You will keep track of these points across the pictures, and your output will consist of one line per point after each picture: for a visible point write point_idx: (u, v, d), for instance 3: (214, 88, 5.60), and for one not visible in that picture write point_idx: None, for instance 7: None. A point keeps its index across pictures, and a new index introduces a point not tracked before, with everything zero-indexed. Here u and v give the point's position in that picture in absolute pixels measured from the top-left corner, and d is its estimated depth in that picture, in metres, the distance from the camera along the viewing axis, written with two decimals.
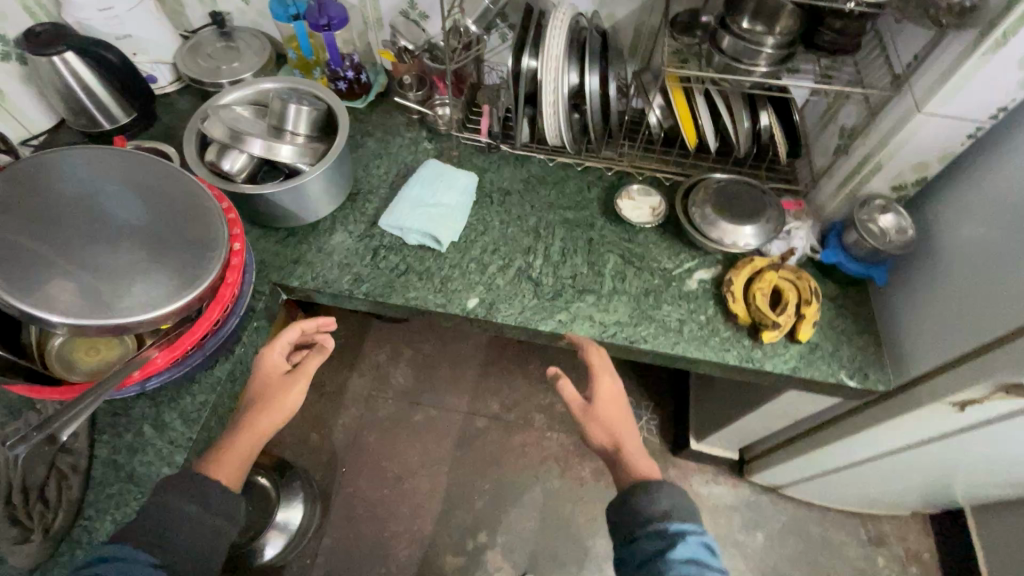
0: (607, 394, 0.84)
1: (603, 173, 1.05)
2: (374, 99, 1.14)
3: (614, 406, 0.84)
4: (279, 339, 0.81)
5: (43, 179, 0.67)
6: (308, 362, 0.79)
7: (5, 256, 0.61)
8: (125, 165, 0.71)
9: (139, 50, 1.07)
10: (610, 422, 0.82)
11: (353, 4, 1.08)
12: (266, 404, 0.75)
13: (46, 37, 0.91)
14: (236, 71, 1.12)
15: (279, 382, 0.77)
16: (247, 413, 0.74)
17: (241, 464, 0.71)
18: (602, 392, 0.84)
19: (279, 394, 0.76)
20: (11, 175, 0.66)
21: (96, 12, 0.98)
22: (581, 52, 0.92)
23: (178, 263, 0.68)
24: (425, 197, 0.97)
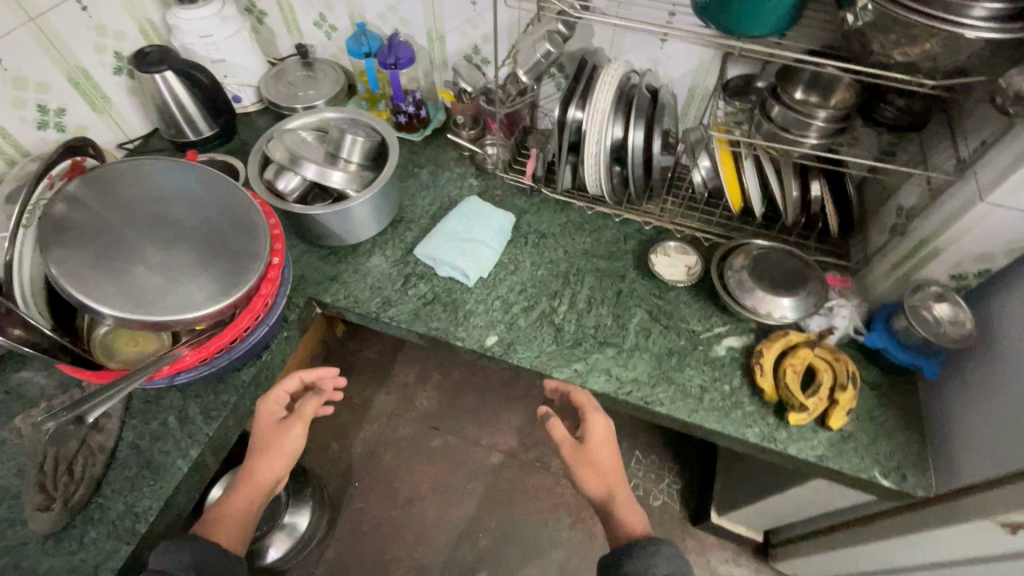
0: (599, 438, 0.84)
1: (641, 226, 1.04)
2: (430, 133, 1.21)
3: (603, 449, 0.86)
4: (275, 390, 0.86)
5: (118, 184, 0.75)
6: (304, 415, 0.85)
7: (72, 250, 0.68)
8: (191, 176, 0.79)
9: (230, 73, 1.18)
10: (604, 470, 0.85)
11: (422, 45, 1.16)
12: (267, 455, 0.82)
13: (153, 58, 1.04)
14: (311, 98, 1.21)
15: (276, 434, 0.83)
16: (249, 465, 0.81)
17: (244, 514, 0.79)
18: (595, 436, 0.84)
19: (279, 445, 0.82)
20: (91, 178, 0.74)
21: (198, 38, 1.10)
22: (628, 107, 0.94)
23: (220, 271, 0.73)
24: (462, 231, 1.00)
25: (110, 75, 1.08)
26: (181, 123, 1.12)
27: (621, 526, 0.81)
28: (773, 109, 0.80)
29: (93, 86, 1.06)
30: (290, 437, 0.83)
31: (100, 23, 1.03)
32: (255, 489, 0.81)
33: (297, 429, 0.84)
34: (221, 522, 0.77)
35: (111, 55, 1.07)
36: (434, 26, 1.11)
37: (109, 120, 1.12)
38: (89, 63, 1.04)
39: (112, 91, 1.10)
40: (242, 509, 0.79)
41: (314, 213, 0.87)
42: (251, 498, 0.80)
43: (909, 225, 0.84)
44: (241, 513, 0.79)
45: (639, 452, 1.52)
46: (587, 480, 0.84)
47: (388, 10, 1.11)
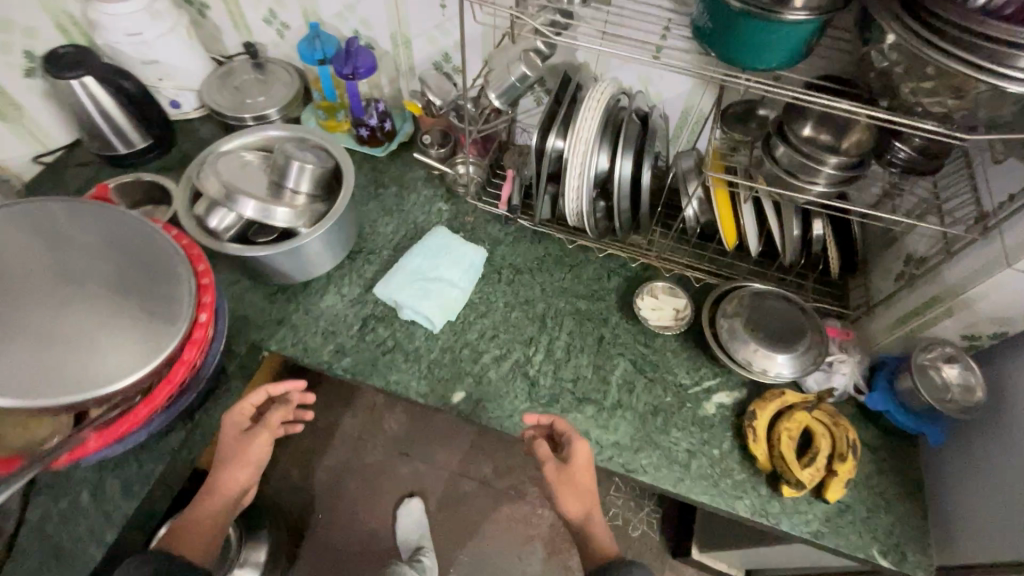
0: (584, 462, 0.73)
1: (626, 262, 0.95)
2: (396, 148, 1.09)
3: (584, 471, 0.73)
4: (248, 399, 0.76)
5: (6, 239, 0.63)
6: (272, 420, 0.76)
7: None
8: (98, 223, 0.67)
9: (165, 76, 1.04)
10: (583, 493, 0.74)
11: (386, 50, 1.03)
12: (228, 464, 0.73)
13: (69, 61, 0.90)
14: (260, 106, 1.08)
15: (238, 444, 0.74)
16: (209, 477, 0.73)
17: (207, 541, 0.71)
18: (579, 458, 0.73)
19: (240, 457, 0.73)
20: None
21: (124, 36, 0.96)
22: (616, 134, 0.83)
23: (128, 333, 0.61)
24: (429, 269, 0.89)
25: (21, 79, 0.94)
26: (108, 135, 0.98)
27: (593, 553, 0.73)
28: (778, 149, 0.71)
29: None
30: (253, 448, 0.74)
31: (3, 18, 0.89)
32: (216, 504, 0.73)
33: (260, 441, 0.74)
34: (178, 548, 0.69)
35: (21, 55, 0.93)
36: (399, 30, 0.99)
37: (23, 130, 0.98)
38: None
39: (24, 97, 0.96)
40: (202, 543, 0.70)
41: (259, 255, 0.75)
42: (214, 512, 0.73)
43: (920, 278, 0.76)
44: (201, 543, 0.70)
45: (619, 480, 1.45)
46: (568, 503, 0.74)
47: (346, 9, 0.99)
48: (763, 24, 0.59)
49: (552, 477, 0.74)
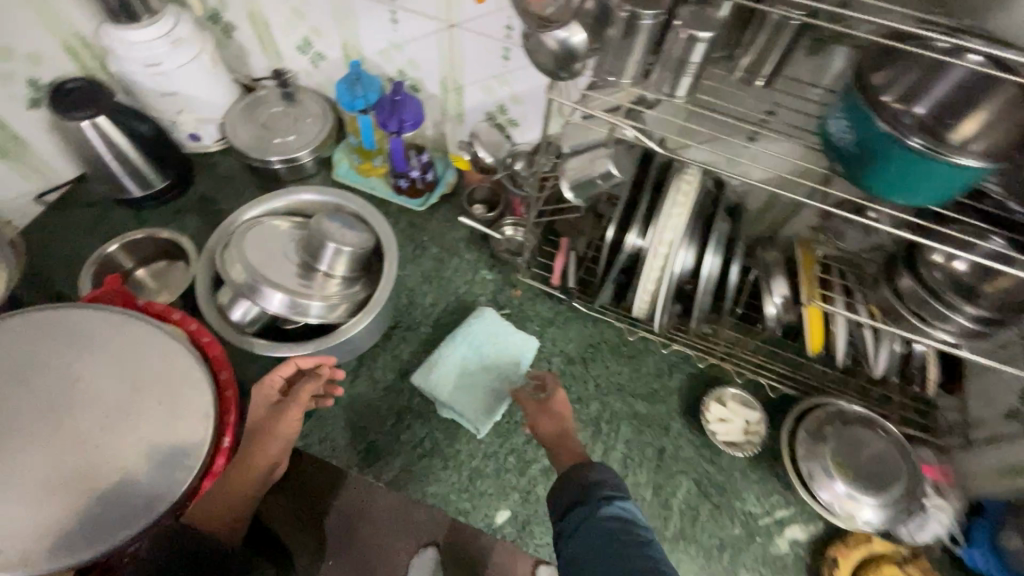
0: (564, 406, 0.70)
1: (691, 358, 0.85)
2: (436, 200, 0.98)
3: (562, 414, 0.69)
4: (269, 375, 0.65)
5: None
6: (301, 391, 0.64)
7: None
8: (102, 329, 0.56)
9: (185, 108, 0.94)
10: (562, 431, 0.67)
11: (433, 94, 0.91)
12: (256, 439, 0.60)
13: (78, 99, 0.79)
14: (290, 147, 0.97)
15: (267, 421, 0.62)
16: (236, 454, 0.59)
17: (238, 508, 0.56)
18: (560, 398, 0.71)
19: (270, 430, 0.61)
20: None
21: (143, 67, 0.86)
22: (705, 230, 0.71)
23: (133, 474, 0.51)
24: (468, 363, 0.79)
25: (24, 110, 0.84)
26: (121, 177, 0.87)
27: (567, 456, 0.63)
28: (902, 282, 0.61)
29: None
30: (283, 422, 0.61)
31: (4, 45, 0.78)
32: (250, 482, 0.58)
33: (292, 414, 0.62)
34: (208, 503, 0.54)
35: (24, 84, 0.82)
36: (451, 75, 0.87)
37: (25, 166, 0.87)
38: None
39: (27, 130, 0.85)
40: (238, 495, 0.56)
41: (288, 358, 0.67)
42: (244, 489, 0.57)
43: None
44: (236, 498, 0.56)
45: None
46: (543, 428, 0.68)
47: (392, 48, 0.87)
48: (925, 155, 0.47)
49: (530, 409, 0.71)
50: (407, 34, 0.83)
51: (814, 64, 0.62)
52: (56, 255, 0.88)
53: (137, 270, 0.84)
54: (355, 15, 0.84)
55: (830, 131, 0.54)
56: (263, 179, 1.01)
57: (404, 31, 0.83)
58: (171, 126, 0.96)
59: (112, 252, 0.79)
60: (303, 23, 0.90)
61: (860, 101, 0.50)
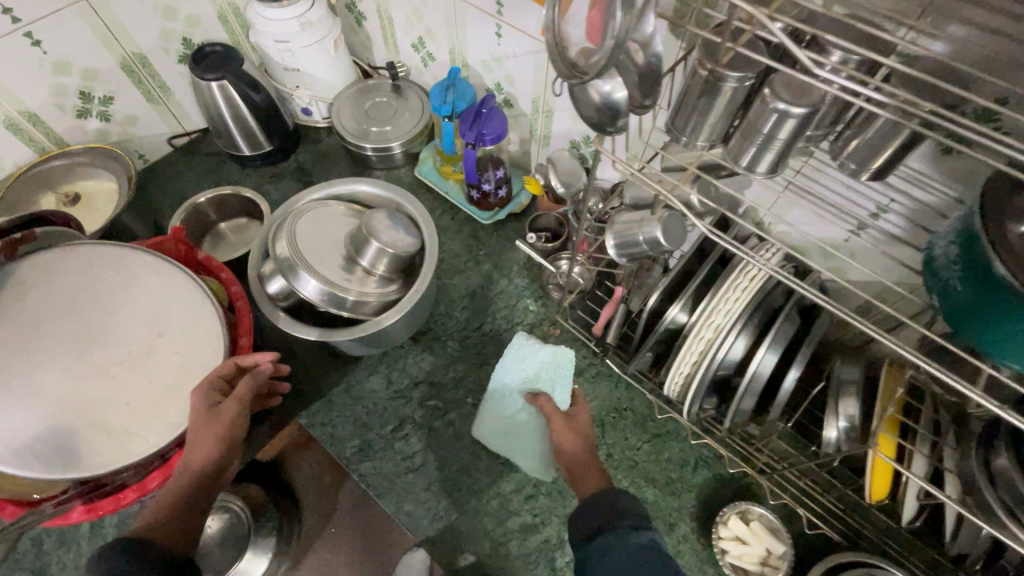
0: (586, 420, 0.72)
1: (723, 457, 0.75)
2: (504, 217, 0.96)
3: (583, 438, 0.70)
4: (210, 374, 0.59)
5: (55, 276, 0.59)
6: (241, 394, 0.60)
7: None
8: (151, 275, 0.62)
9: (303, 84, 1.01)
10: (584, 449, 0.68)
11: (524, 112, 0.90)
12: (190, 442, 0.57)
13: (213, 62, 0.89)
14: (384, 137, 1.01)
15: (200, 428, 0.57)
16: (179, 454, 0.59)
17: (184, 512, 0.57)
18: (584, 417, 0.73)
19: (201, 437, 0.57)
20: (28, 265, 0.59)
21: (273, 42, 0.94)
22: (766, 323, 0.61)
23: (145, 413, 0.57)
24: (502, 390, 0.79)
25: (173, 64, 0.96)
26: (234, 137, 0.97)
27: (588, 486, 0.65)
28: (997, 460, 0.47)
29: (151, 75, 0.94)
30: (222, 425, 0.58)
31: (170, 7, 0.90)
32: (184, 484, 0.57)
33: (231, 414, 0.59)
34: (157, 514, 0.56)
35: (178, 41, 0.94)
36: (543, 97, 0.84)
37: (164, 111, 1.00)
38: (149, 49, 0.91)
39: (171, 81, 0.97)
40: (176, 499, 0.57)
41: (311, 343, 0.70)
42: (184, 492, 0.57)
43: None
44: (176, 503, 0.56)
45: None
46: (564, 442, 0.69)
47: (493, 60, 0.86)
48: None
49: (556, 420, 0.72)
50: (508, 49, 0.82)
51: (946, 165, 0.51)
52: (168, 193, 1.00)
53: (222, 222, 0.92)
54: (465, 23, 0.84)
55: (934, 255, 0.44)
56: (355, 162, 1.06)
57: (507, 46, 0.82)
58: (289, 98, 1.05)
59: (202, 202, 0.88)
60: (420, 23, 0.93)
61: (980, 230, 0.39)
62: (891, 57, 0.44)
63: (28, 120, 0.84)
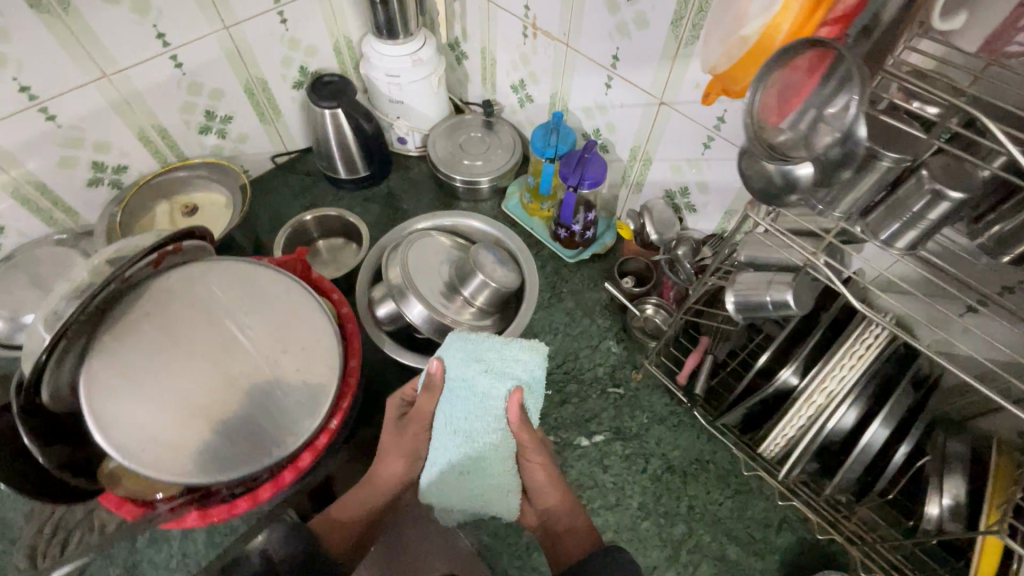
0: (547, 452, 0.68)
1: (809, 521, 0.74)
2: (588, 257, 0.98)
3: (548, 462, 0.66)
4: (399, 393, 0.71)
5: (196, 290, 0.63)
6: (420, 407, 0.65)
7: (118, 369, 0.57)
8: (280, 294, 0.67)
9: (403, 115, 1.06)
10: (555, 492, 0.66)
11: (621, 158, 0.93)
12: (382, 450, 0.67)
13: (330, 91, 0.94)
14: (476, 170, 1.04)
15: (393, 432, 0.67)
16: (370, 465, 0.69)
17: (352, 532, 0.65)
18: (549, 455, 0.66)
19: (391, 445, 0.67)
20: (174, 276, 0.63)
21: (384, 75, 0.99)
22: (881, 393, 0.60)
23: (262, 426, 0.59)
24: (447, 405, 0.62)
25: (288, 89, 1.02)
26: (337, 160, 1.02)
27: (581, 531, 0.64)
28: None
29: (268, 98, 1.00)
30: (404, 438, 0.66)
31: (295, 37, 0.96)
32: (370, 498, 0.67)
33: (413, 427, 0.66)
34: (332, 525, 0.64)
35: (296, 69, 1.00)
36: (644, 147, 0.87)
37: (273, 132, 1.06)
38: (270, 74, 0.97)
39: (284, 104, 1.03)
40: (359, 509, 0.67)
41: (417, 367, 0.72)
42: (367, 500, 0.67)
43: None
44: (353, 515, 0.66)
45: None
46: (533, 475, 0.66)
47: (598, 108, 0.90)
48: None
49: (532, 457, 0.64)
50: (615, 99, 0.85)
51: None
52: (268, 207, 1.05)
53: (319, 240, 0.96)
54: (574, 72, 0.88)
55: None
56: (442, 191, 1.10)
57: (614, 97, 0.85)
58: (387, 127, 1.10)
59: (307, 221, 0.93)
60: (525, 67, 0.97)
61: None
62: None
63: (158, 133, 0.90)
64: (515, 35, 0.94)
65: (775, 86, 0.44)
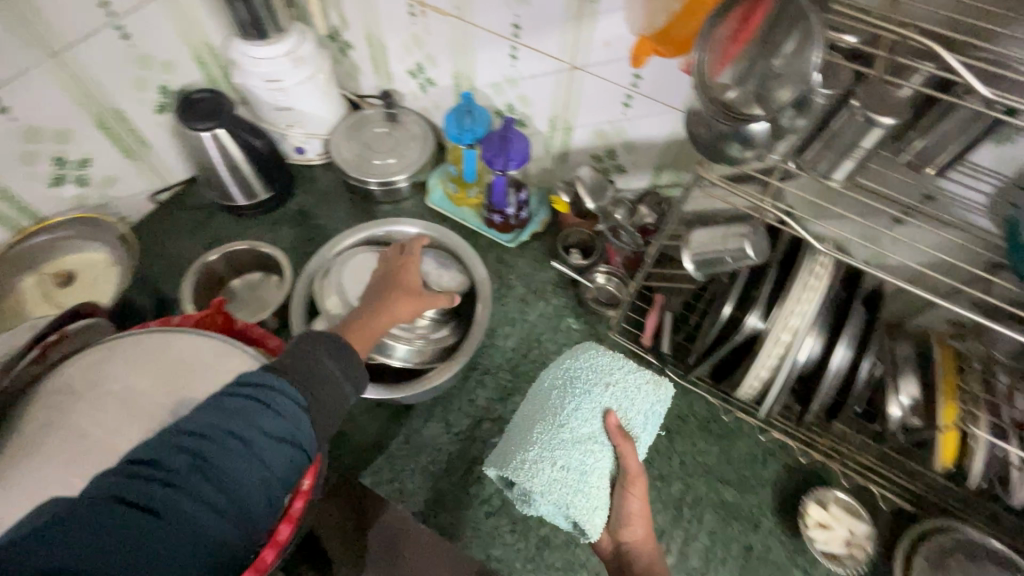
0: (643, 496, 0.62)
1: (789, 447, 0.78)
2: (527, 238, 0.95)
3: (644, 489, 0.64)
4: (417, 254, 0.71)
5: (103, 380, 0.54)
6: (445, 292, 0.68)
7: None
8: (209, 359, 0.57)
9: (294, 122, 0.95)
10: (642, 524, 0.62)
11: (541, 130, 0.89)
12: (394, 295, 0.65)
13: (203, 110, 0.82)
14: (389, 169, 0.97)
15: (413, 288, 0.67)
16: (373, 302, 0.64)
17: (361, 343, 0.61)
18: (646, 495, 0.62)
19: (408, 294, 0.66)
20: (76, 371, 0.54)
21: (262, 82, 0.87)
22: (838, 318, 0.63)
23: None
24: (551, 424, 0.61)
25: (151, 114, 0.88)
26: (230, 185, 0.90)
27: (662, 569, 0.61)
28: None
29: (128, 129, 0.85)
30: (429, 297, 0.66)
31: (143, 53, 0.82)
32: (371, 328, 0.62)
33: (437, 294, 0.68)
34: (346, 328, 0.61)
35: (155, 90, 0.86)
36: (563, 115, 0.83)
37: (145, 167, 0.91)
38: (124, 101, 0.83)
39: (151, 133, 0.89)
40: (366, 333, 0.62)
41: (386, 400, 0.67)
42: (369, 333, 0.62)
43: None
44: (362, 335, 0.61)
45: None
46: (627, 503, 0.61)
47: (507, 82, 0.85)
48: None
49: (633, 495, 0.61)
50: (524, 70, 0.81)
51: (998, 154, 0.54)
52: (161, 255, 0.92)
53: (233, 280, 0.86)
54: (475, 47, 0.83)
55: None
56: (358, 197, 1.01)
57: (523, 67, 0.81)
58: (280, 139, 0.98)
59: (213, 261, 0.82)
60: (420, 49, 0.90)
61: None
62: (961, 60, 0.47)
63: None
64: (401, 15, 0.86)
65: (719, 42, 0.44)
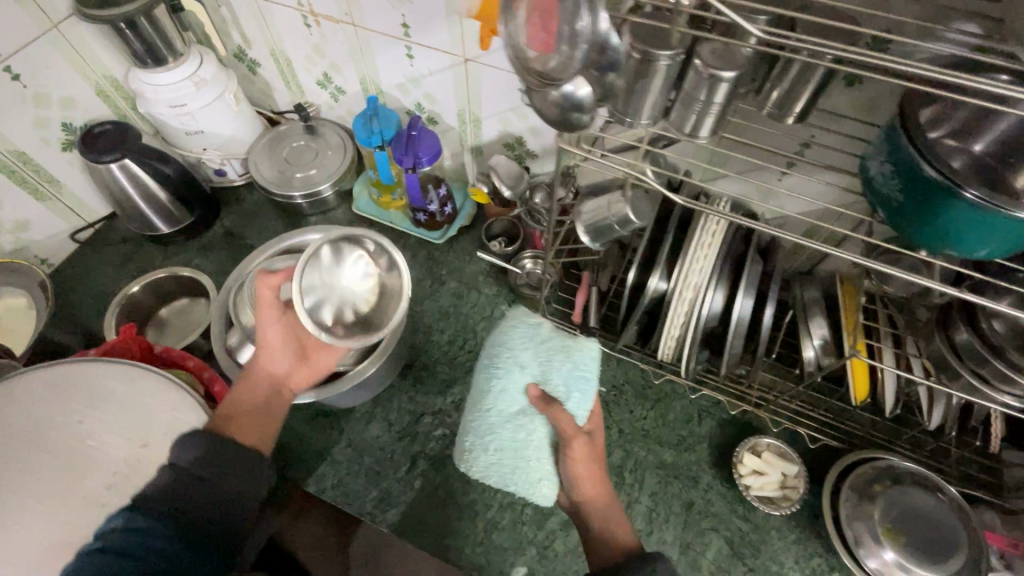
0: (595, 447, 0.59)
1: (721, 402, 0.80)
2: (455, 232, 0.96)
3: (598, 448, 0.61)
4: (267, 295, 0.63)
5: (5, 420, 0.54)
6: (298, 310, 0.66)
7: None
8: (119, 385, 0.57)
9: (209, 145, 0.95)
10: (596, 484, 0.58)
11: (452, 125, 0.90)
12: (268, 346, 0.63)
13: (107, 142, 0.81)
14: (311, 180, 0.97)
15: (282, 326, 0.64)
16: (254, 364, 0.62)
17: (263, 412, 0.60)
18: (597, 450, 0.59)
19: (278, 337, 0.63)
20: None
21: (167, 107, 0.87)
22: (735, 270, 0.65)
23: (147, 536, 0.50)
24: (482, 404, 0.61)
25: (58, 153, 0.87)
26: (148, 215, 0.89)
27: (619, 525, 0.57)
28: (959, 336, 0.54)
29: (35, 170, 0.85)
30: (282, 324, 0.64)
31: (40, 93, 0.81)
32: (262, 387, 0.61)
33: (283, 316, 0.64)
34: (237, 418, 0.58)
35: (58, 129, 0.85)
36: (468, 108, 0.85)
37: (59, 207, 0.90)
38: (26, 143, 0.82)
39: (61, 172, 0.88)
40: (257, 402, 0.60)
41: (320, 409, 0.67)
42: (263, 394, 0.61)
43: None
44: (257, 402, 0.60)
45: None
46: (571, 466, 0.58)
47: (410, 82, 0.86)
48: (983, 213, 0.42)
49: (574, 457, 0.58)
50: (423, 68, 0.82)
51: (854, 95, 0.58)
52: (87, 293, 0.91)
53: (160, 309, 0.85)
54: (372, 50, 0.84)
55: (873, 174, 0.49)
56: (285, 212, 1.01)
57: (421, 65, 0.82)
58: (197, 163, 0.98)
59: (135, 292, 0.81)
60: (323, 59, 0.91)
61: (911, 147, 0.44)
62: (793, 10, 0.49)
63: None
64: (298, 27, 0.86)
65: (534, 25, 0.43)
